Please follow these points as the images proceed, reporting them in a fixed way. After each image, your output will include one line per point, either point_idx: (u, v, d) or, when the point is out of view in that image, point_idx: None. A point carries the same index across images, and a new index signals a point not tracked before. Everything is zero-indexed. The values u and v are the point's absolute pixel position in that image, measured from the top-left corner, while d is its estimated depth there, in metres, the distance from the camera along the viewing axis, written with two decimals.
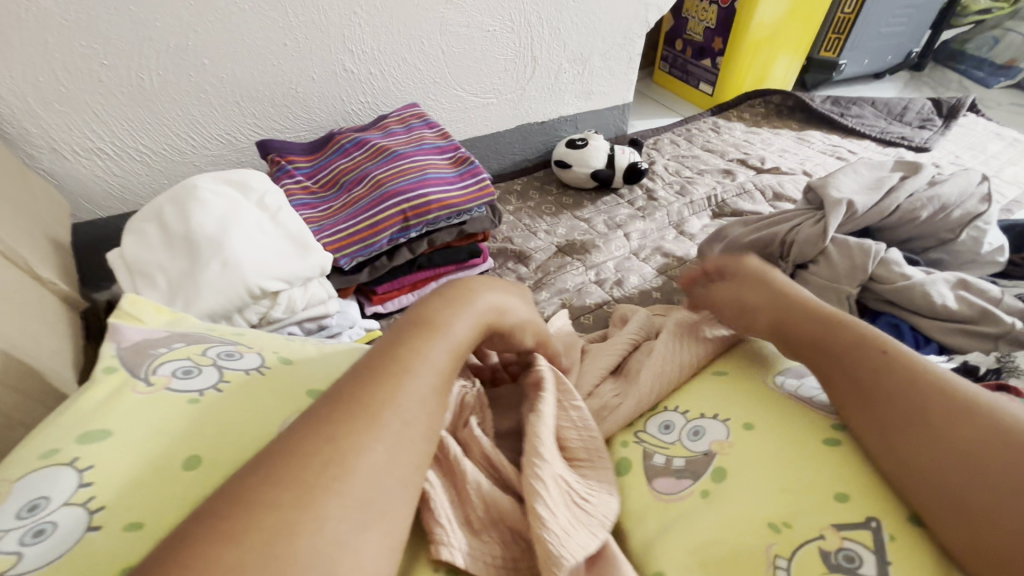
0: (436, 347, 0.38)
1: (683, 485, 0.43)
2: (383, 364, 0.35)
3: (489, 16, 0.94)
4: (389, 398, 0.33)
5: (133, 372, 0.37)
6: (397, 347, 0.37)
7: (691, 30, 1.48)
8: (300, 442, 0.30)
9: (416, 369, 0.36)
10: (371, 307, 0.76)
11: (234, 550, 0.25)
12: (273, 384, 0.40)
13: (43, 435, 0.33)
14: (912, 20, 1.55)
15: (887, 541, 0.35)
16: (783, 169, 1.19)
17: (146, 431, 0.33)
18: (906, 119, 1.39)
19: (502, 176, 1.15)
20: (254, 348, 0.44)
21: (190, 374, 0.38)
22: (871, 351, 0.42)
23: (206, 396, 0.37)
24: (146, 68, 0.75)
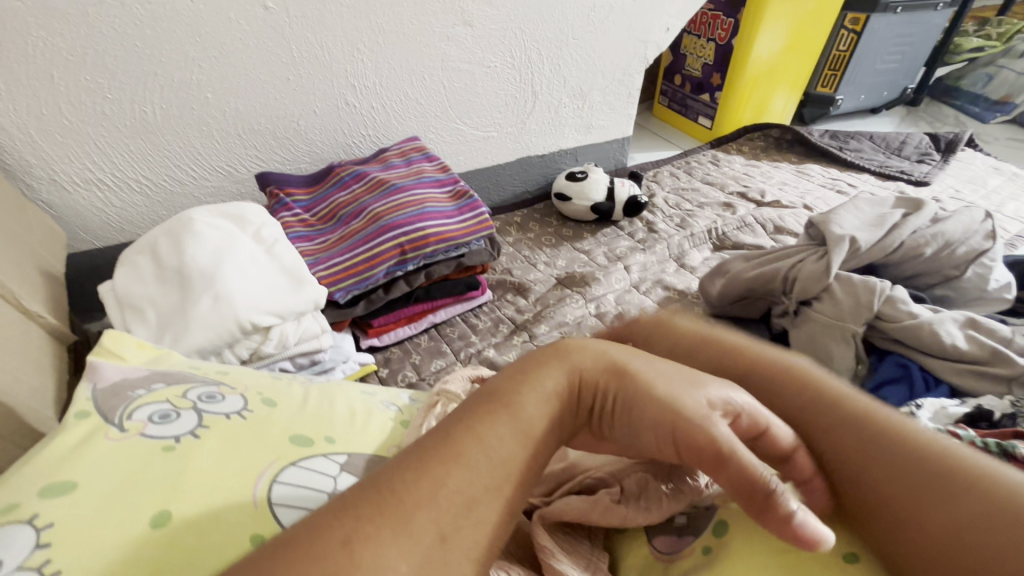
0: (506, 434, 0.30)
1: (684, 543, 0.40)
2: (434, 453, 0.29)
3: (490, 53, 0.96)
4: (432, 501, 0.27)
5: (108, 418, 0.36)
6: (456, 429, 0.30)
7: (690, 66, 1.51)
8: (314, 546, 0.25)
9: (472, 463, 0.29)
10: (365, 340, 0.75)
11: None
12: (255, 429, 0.38)
13: (4, 487, 0.31)
14: (906, 57, 1.58)
15: None
16: (783, 203, 1.19)
17: (115, 484, 0.32)
18: (904, 153, 1.39)
19: (502, 207, 1.16)
20: (238, 389, 0.42)
21: (168, 418, 0.37)
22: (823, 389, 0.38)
23: (183, 442, 0.35)
24: (149, 101, 0.75)
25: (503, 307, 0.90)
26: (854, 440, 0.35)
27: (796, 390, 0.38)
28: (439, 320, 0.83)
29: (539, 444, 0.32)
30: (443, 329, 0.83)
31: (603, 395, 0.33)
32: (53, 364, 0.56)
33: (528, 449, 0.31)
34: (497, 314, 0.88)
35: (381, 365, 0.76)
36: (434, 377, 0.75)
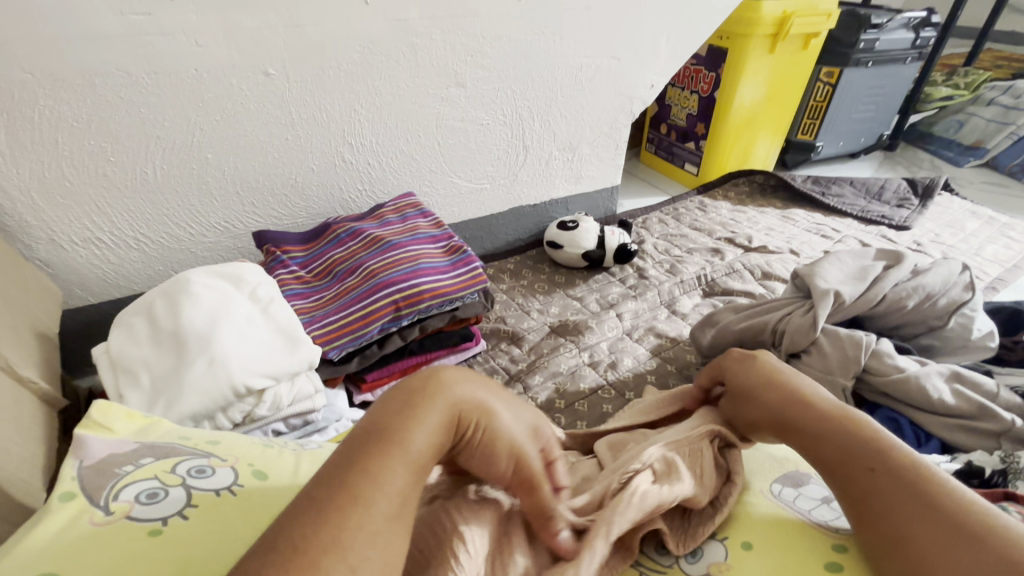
0: (396, 470, 0.34)
1: None
2: (333, 495, 0.31)
3: (483, 111, 1.00)
4: (338, 543, 0.29)
5: (94, 500, 0.36)
6: (349, 471, 0.33)
7: (675, 116, 1.57)
8: None
9: (370, 503, 0.32)
10: (359, 395, 0.75)
11: None
12: (243, 505, 0.38)
13: None
14: (881, 106, 1.66)
15: None
16: (770, 248, 1.22)
17: (99, 574, 0.31)
18: (884, 198, 1.44)
19: (495, 255, 1.18)
20: (228, 460, 0.42)
21: (156, 498, 0.37)
22: (867, 467, 0.40)
23: (170, 524, 0.35)
24: (151, 163, 0.77)
25: (497, 356, 0.91)
26: (886, 513, 0.38)
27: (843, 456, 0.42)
28: None
29: (423, 468, 0.35)
30: None
31: (471, 430, 0.39)
32: (44, 431, 0.56)
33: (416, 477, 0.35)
34: (491, 365, 0.89)
35: None
36: None
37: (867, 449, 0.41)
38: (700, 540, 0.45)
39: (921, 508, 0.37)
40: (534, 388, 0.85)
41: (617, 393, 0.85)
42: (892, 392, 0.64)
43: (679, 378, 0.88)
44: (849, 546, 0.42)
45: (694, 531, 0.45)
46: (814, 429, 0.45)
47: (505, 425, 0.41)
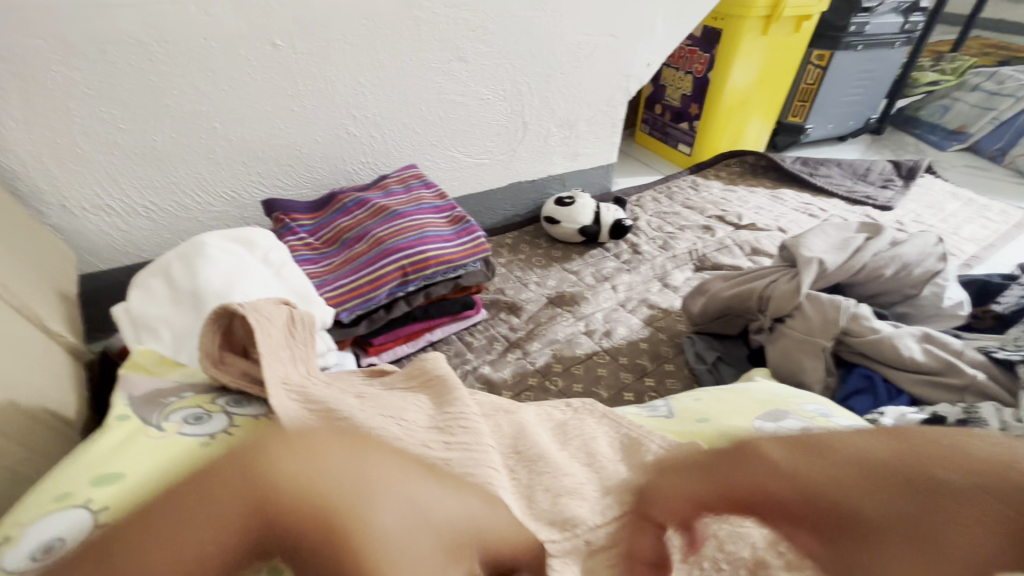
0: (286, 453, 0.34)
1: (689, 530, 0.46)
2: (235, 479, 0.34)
3: (483, 86, 1.02)
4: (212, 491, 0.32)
5: (146, 420, 0.43)
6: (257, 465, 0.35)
7: (669, 96, 1.60)
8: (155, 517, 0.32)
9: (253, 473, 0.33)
10: (366, 357, 0.79)
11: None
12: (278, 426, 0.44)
13: (63, 475, 0.37)
14: (869, 90, 1.69)
15: None
16: (759, 226, 1.26)
17: (155, 474, 0.37)
18: (869, 179, 1.49)
19: (494, 230, 1.21)
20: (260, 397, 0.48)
21: (199, 420, 0.43)
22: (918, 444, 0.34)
23: (216, 437, 0.41)
24: (159, 131, 0.79)
25: (497, 325, 0.94)
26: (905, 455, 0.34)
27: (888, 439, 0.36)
28: (435, 338, 0.87)
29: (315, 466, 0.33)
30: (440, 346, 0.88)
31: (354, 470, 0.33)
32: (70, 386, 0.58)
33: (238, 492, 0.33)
34: (491, 332, 0.92)
35: None
36: None
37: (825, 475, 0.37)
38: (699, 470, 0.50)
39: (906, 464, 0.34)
40: (531, 353, 0.89)
41: (612, 359, 0.89)
42: (868, 352, 0.69)
43: (671, 346, 0.92)
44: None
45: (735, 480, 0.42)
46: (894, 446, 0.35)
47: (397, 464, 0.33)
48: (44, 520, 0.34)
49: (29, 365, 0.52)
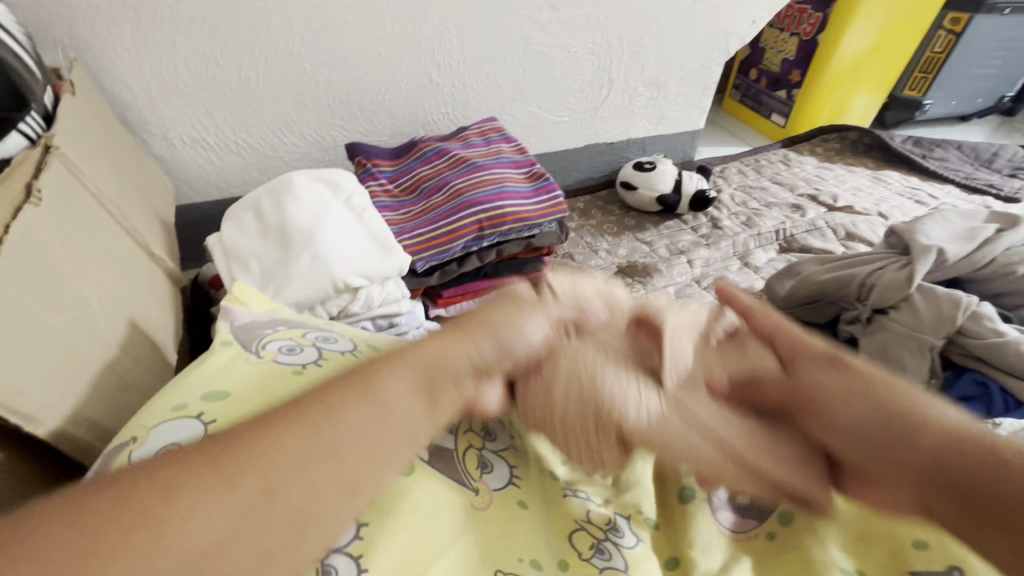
0: (352, 402, 0.30)
1: (749, 525, 0.46)
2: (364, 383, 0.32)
3: (573, 38, 0.96)
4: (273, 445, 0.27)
5: (246, 346, 0.45)
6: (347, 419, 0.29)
7: (768, 60, 1.46)
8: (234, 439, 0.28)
9: (317, 423, 0.29)
10: (435, 309, 0.80)
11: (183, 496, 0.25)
12: (364, 365, 0.47)
13: (177, 390, 0.41)
14: (1009, 63, 1.47)
15: None
16: (857, 209, 1.16)
17: (257, 394, 0.40)
18: (994, 166, 1.32)
19: (566, 193, 1.17)
20: (347, 336, 0.51)
21: (294, 352, 0.46)
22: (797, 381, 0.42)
23: (308, 369, 0.44)
24: (253, 69, 0.80)
25: None
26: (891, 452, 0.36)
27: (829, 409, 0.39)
28: None
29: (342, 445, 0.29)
30: None
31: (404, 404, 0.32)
32: (171, 309, 0.62)
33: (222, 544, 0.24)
34: None
35: None
36: None
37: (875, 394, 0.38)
38: None
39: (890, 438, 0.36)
40: None
41: None
42: (984, 357, 0.62)
43: None
44: None
45: None
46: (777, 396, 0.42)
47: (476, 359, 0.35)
48: (161, 427, 0.37)
49: (138, 286, 0.56)
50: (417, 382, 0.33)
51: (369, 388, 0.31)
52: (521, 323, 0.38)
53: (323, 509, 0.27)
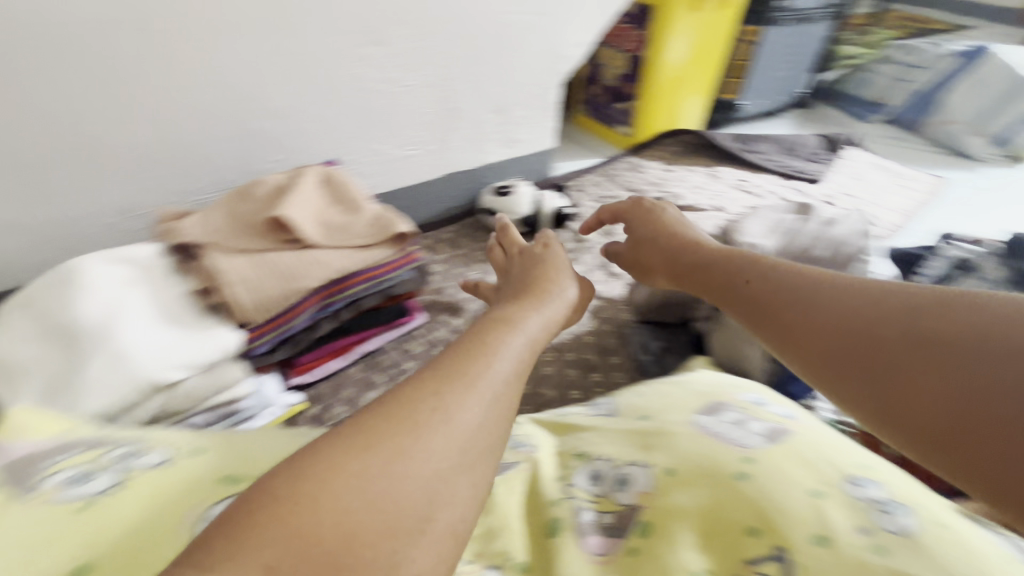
0: (467, 402, 0.38)
1: (613, 544, 0.44)
2: (404, 391, 0.39)
3: (406, 72, 0.94)
4: (339, 466, 0.34)
5: (19, 485, 0.39)
6: (409, 399, 0.38)
7: (606, 75, 1.56)
8: (324, 453, 0.34)
9: (405, 454, 0.35)
10: (292, 378, 0.75)
11: (285, 510, 0.31)
12: (176, 474, 0.42)
13: None
14: (799, 64, 1.72)
15: (796, 570, 0.38)
16: (699, 206, 1.26)
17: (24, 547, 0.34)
18: (800, 153, 1.51)
19: (432, 224, 1.15)
20: (161, 445, 0.46)
21: (83, 480, 0.40)
22: (791, 310, 0.50)
23: (96, 500, 0.38)
24: (20, 137, 0.68)
25: (437, 329, 0.90)
26: (878, 361, 0.42)
27: (867, 325, 0.44)
28: (369, 349, 0.84)
29: (457, 448, 0.37)
30: (375, 358, 0.84)
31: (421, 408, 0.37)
32: None
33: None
34: (431, 338, 0.88)
35: (314, 402, 0.76)
36: None
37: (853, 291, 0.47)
38: (605, 466, 0.51)
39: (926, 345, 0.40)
40: None
41: (558, 356, 0.86)
42: None
43: (617, 336, 0.90)
44: (756, 457, 0.47)
45: (619, 463, 0.50)
46: (831, 327, 0.46)
47: (496, 363, 0.42)
48: None
49: None
50: (475, 394, 0.39)
51: (407, 407, 0.37)
52: (512, 330, 0.47)
53: (394, 523, 0.33)
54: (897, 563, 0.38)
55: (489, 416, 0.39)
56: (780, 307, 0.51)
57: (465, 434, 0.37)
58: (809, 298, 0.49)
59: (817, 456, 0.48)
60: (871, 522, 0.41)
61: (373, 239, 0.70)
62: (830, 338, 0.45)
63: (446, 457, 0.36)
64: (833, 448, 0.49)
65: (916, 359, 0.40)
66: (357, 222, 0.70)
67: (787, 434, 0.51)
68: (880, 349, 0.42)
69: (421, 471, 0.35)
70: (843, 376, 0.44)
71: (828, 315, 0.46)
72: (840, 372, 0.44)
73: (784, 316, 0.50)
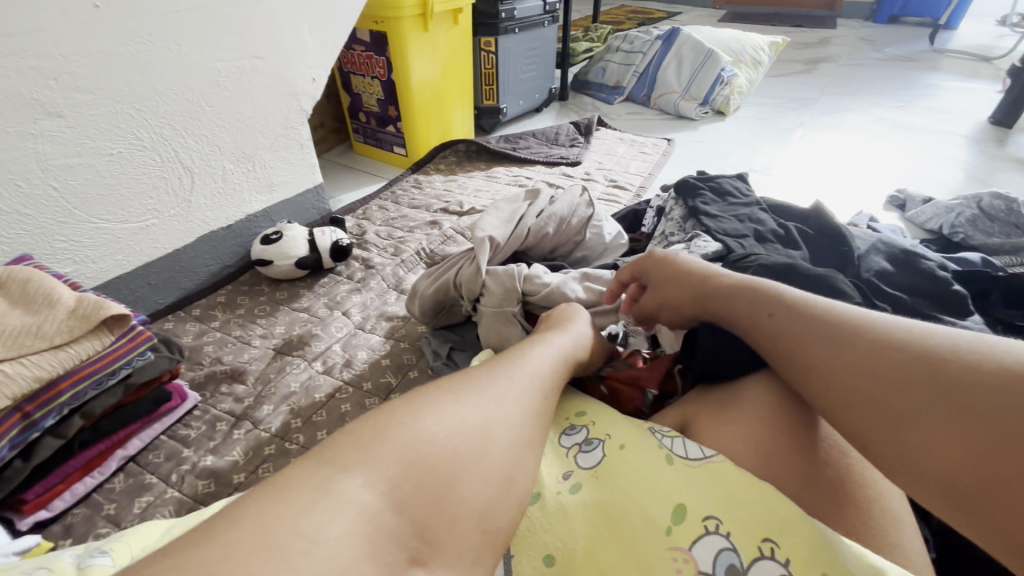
0: (526, 381, 0.45)
1: None
2: (494, 369, 0.46)
3: (106, 139, 0.85)
4: (480, 423, 0.40)
5: None
6: (495, 373, 0.45)
7: (367, 102, 1.59)
8: (387, 422, 0.38)
9: (483, 424, 0.40)
10: (24, 520, 0.62)
11: (374, 463, 0.35)
12: None
13: None
14: (543, 64, 1.93)
15: (510, 536, 0.40)
16: (478, 208, 1.34)
17: None
18: (560, 141, 1.70)
19: (201, 291, 1.06)
20: None
21: None
22: (761, 317, 0.51)
23: None
24: None
25: (218, 402, 0.82)
26: (863, 395, 0.41)
27: (848, 350, 0.43)
28: (134, 451, 0.73)
29: (535, 413, 0.44)
30: (142, 458, 0.74)
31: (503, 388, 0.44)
32: None
33: (380, 541, 0.32)
34: (211, 415, 0.80)
35: (61, 536, 0.64)
36: (139, 520, 0.67)
37: (761, 303, 0.51)
38: None
39: (898, 371, 0.40)
40: (264, 419, 0.80)
41: (356, 389, 0.85)
42: None
43: (413, 351, 0.92)
44: None
45: None
46: (814, 342, 0.46)
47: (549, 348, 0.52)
48: None
49: None
50: (531, 378, 0.46)
51: (479, 393, 0.42)
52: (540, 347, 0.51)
53: (477, 479, 0.37)
54: (591, 498, 0.41)
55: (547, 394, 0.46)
56: (756, 325, 0.51)
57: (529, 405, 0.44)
58: (784, 310, 0.49)
59: None
60: (571, 466, 0.44)
61: (77, 330, 0.63)
62: (819, 373, 0.45)
63: (522, 428, 0.41)
64: (558, 406, 0.51)
65: (887, 391, 0.40)
66: (50, 317, 0.62)
67: None
68: (874, 371, 0.41)
69: (512, 438, 0.41)
70: (828, 393, 0.44)
71: (826, 334, 0.45)
72: (829, 383, 0.44)
73: (763, 342, 0.50)
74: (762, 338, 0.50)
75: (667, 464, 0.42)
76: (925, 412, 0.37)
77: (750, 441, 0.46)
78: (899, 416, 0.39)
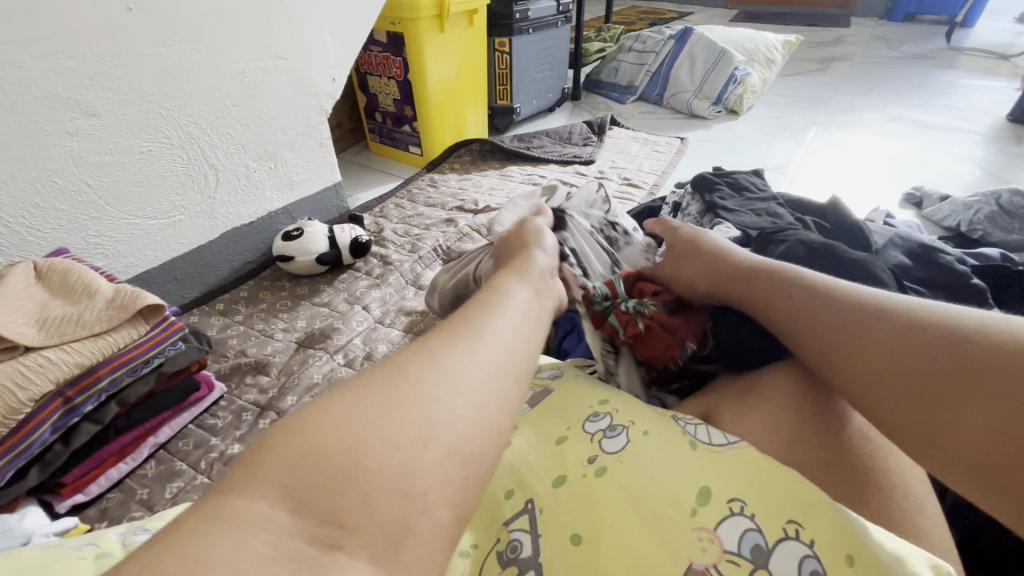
0: (465, 347, 0.40)
1: None
2: (430, 341, 0.41)
3: (136, 137, 0.88)
4: (405, 398, 0.35)
5: None
6: (426, 347, 0.39)
7: (383, 103, 1.62)
8: (301, 415, 0.34)
9: (409, 398, 0.35)
10: (63, 502, 0.65)
11: (272, 468, 0.30)
12: None
13: None
14: (556, 64, 1.94)
15: (538, 516, 0.42)
16: (493, 206, 1.36)
17: None
18: (573, 141, 1.71)
19: (224, 286, 1.08)
20: None
21: None
22: (780, 299, 0.54)
23: None
24: None
25: (243, 393, 0.85)
26: (883, 370, 0.44)
27: (871, 331, 0.46)
28: (164, 438, 0.76)
29: (481, 378, 0.38)
30: (173, 445, 0.76)
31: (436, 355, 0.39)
32: None
33: (286, 547, 0.28)
34: (237, 405, 0.83)
35: (98, 520, 0.66)
36: (171, 505, 0.69)
37: (783, 286, 0.54)
38: None
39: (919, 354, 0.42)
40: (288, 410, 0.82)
41: None
42: None
43: None
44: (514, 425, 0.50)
45: None
46: (836, 320, 0.49)
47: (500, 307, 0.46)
48: None
49: None
50: (479, 341, 0.41)
51: (406, 370, 0.37)
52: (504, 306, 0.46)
53: (408, 456, 0.33)
54: (614, 480, 0.42)
55: (501, 354, 0.41)
56: (778, 308, 0.54)
57: (473, 374, 0.38)
58: (807, 292, 0.52)
59: (566, 405, 0.52)
60: (597, 449, 0.45)
61: (114, 318, 0.65)
62: (840, 349, 0.47)
63: (465, 396, 0.36)
64: (583, 394, 0.53)
65: (905, 365, 0.43)
66: (87, 306, 0.65)
67: (545, 395, 0.54)
68: (890, 350, 0.44)
69: (452, 409, 0.36)
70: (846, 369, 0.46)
71: (852, 317, 0.48)
72: (848, 359, 0.46)
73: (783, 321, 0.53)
74: (784, 317, 0.53)
75: (691, 450, 0.44)
76: (936, 392, 0.40)
77: (774, 428, 0.49)
78: (916, 395, 0.41)
